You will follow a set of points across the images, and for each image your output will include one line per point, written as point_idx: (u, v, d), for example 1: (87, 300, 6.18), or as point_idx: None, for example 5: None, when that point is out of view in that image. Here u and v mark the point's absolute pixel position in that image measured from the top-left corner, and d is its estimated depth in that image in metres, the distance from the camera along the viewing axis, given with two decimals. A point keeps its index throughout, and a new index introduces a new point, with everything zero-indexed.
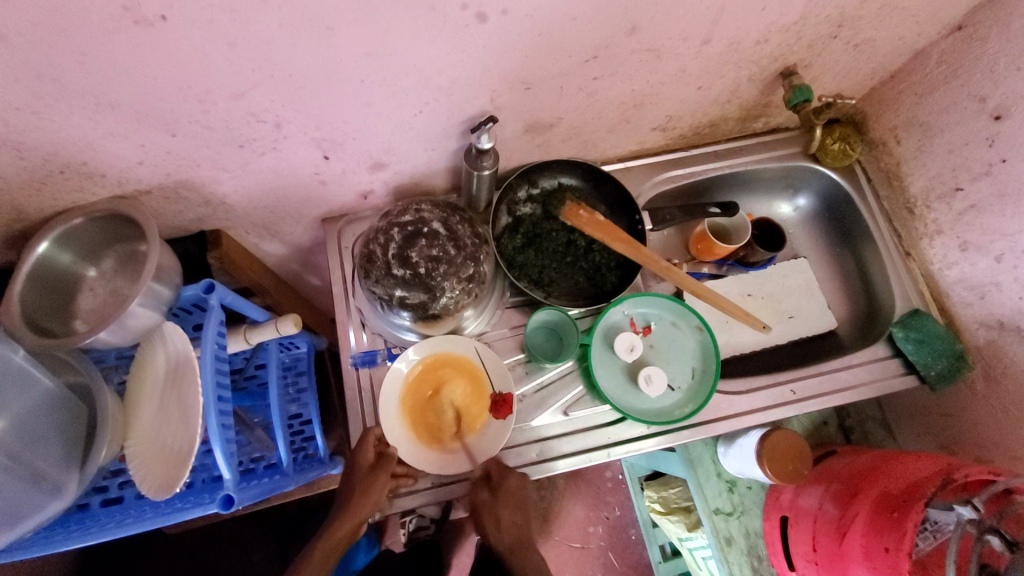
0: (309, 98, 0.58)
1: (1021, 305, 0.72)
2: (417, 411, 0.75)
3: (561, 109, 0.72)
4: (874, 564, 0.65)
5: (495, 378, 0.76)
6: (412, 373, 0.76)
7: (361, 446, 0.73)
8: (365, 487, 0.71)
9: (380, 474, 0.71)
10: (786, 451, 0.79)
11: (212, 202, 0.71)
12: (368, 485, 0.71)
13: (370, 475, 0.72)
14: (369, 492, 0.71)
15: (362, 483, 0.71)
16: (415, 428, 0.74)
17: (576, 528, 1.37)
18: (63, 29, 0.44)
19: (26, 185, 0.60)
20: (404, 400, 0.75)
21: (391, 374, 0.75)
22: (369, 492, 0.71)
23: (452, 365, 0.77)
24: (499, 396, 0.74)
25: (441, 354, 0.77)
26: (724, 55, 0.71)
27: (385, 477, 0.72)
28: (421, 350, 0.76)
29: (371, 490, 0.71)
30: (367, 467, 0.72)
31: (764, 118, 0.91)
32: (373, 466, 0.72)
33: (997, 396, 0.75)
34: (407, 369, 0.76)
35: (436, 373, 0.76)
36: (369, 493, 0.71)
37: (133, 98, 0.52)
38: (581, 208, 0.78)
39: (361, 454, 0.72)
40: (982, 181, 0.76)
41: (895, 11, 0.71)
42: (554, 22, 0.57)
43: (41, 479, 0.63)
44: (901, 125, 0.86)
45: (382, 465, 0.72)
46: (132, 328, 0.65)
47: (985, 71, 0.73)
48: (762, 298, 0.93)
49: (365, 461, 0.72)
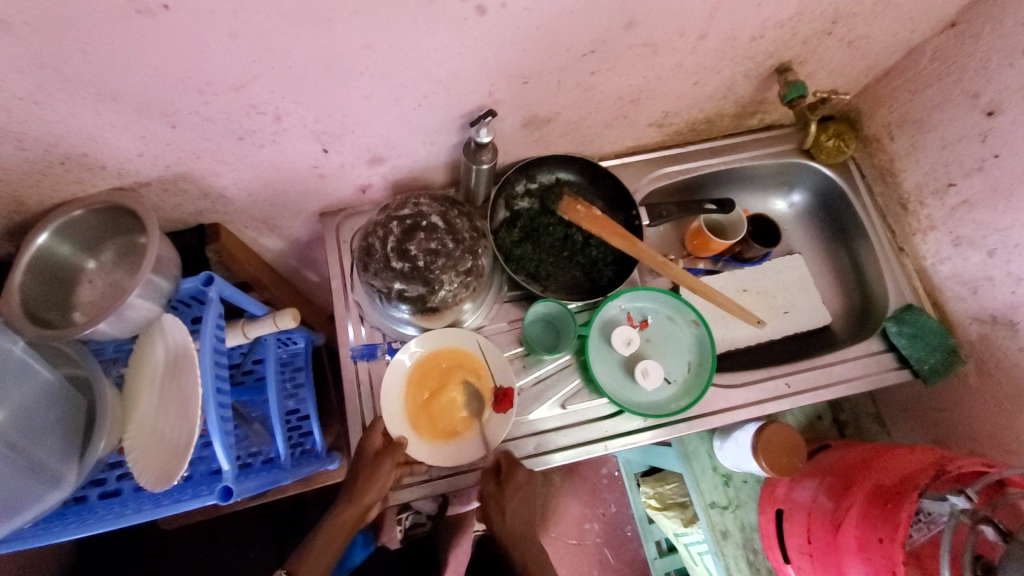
0: (309, 90, 0.58)
1: (1013, 298, 0.73)
2: (418, 408, 0.75)
3: (559, 104, 0.73)
4: (868, 555, 0.65)
5: (497, 371, 0.76)
6: (416, 364, 0.77)
7: (368, 432, 0.74)
8: (370, 472, 0.71)
9: (384, 461, 0.71)
10: (781, 443, 0.79)
11: (211, 196, 0.71)
12: (372, 471, 0.71)
13: (375, 461, 0.72)
14: (374, 477, 0.71)
15: (368, 468, 0.71)
16: (414, 418, 0.75)
17: (573, 525, 1.38)
18: (65, 18, 0.44)
19: (27, 176, 0.60)
20: (405, 388, 0.75)
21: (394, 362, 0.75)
22: (373, 478, 0.71)
23: (453, 361, 0.77)
24: (499, 390, 0.75)
25: (447, 347, 0.77)
26: (721, 51, 0.71)
27: (390, 465, 0.71)
28: (425, 342, 0.77)
29: (376, 476, 0.71)
30: (373, 454, 0.73)
31: (760, 114, 0.91)
32: (379, 453, 0.73)
33: (991, 389, 0.76)
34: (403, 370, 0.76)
35: (422, 380, 0.76)
36: (373, 479, 0.71)
37: (135, 89, 0.52)
38: (579, 203, 0.82)
39: (368, 440, 0.73)
40: (974, 176, 0.77)
41: (889, 8, 0.72)
42: (552, 16, 0.57)
43: (41, 469, 0.62)
44: (895, 122, 0.87)
45: (387, 452, 0.72)
46: (131, 320, 0.65)
47: (978, 67, 0.74)
48: (757, 293, 0.94)
49: (371, 448, 0.73)
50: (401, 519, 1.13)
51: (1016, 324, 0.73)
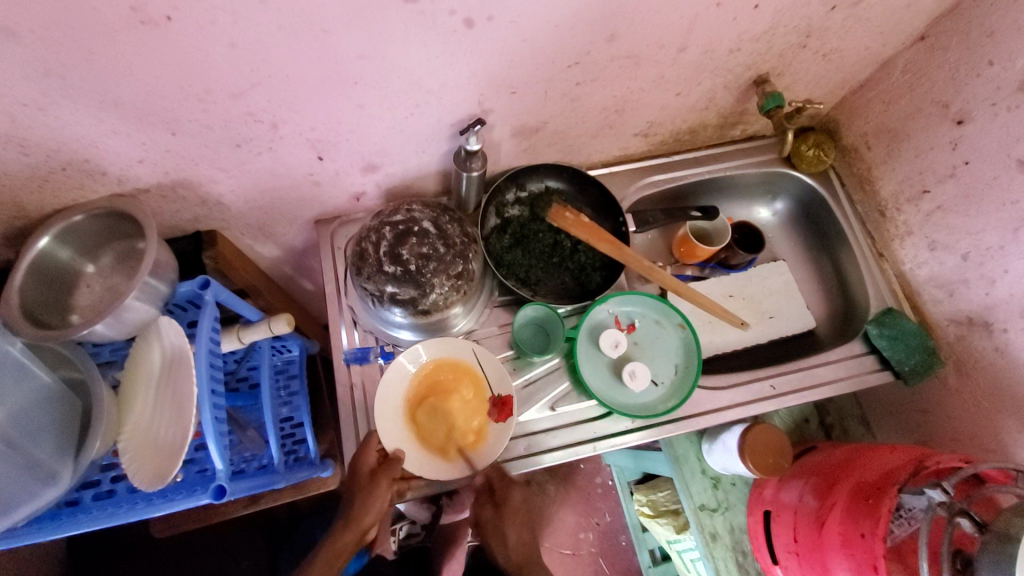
0: (304, 99, 0.61)
1: (988, 300, 0.76)
2: (422, 432, 0.75)
3: (546, 113, 0.76)
4: (851, 550, 0.67)
5: (495, 381, 0.77)
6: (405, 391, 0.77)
7: (362, 452, 0.72)
8: (368, 493, 0.70)
9: (381, 479, 0.71)
10: (767, 445, 0.81)
11: (209, 202, 0.73)
12: (370, 491, 0.70)
13: (371, 481, 0.71)
14: (371, 499, 0.70)
15: (364, 489, 0.70)
16: (421, 443, 0.75)
17: (566, 535, 1.38)
18: (73, 28, 0.46)
19: (29, 182, 0.62)
20: (404, 419, 0.76)
21: (386, 384, 0.76)
22: (371, 499, 0.70)
23: (436, 378, 0.78)
24: (498, 399, 0.76)
25: (429, 365, 0.79)
26: (700, 63, 0.74)
27: (387, 482, 0.71)
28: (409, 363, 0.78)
29: (374, 496, 0.70)
30: (369, 473, 0.72)
31: (741, 125, 0.95)
32: (375, 472, 0.72)
33: (970, 389, 0.79)
34: (395, 402, 0.76)
35: (417, 404, 0.77)
36: (372, 500, 0.70)
37: (137, 96, 0.55)
38: (568, 210, 0.84)
39: (362, 460, 0.72)
40: (947, 183, 0.80)
41: (860, 22, 0.76)
42: (537, 29, 0.60)
43: (36, 466, 0.63)
44: (871, 132, 0.90)
45: (384, 470, 0.71)
46: (128, 322, 0.67)
47: (947, 79, 0.77)
48: (743, 299, 0.96)
49: (365, 468, 0.72)
50: (395, 529, 1.18)
51: (991, 324, 0.76)
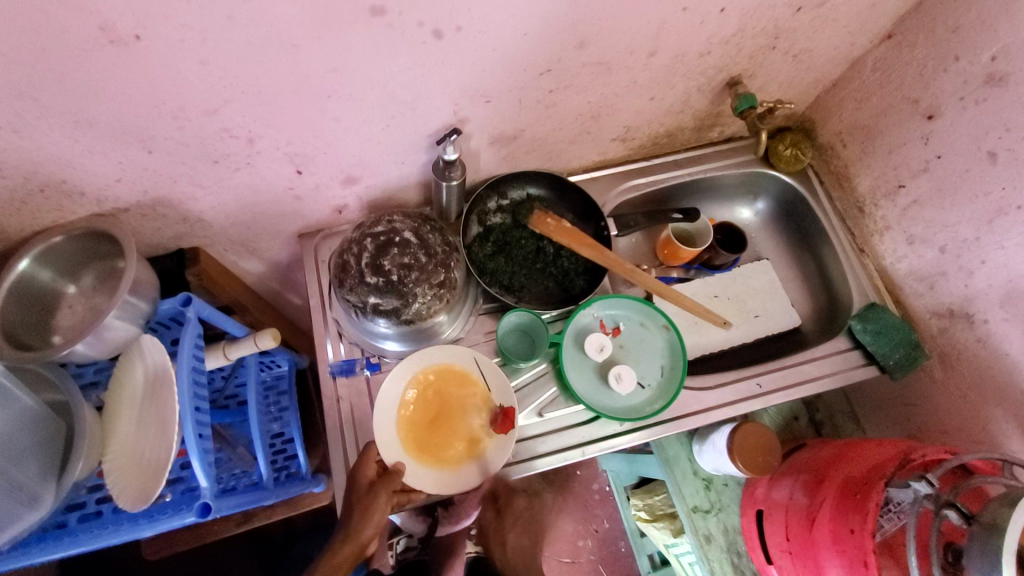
0: (278, 112, 0.61)
1: (967, 291, 0.77)
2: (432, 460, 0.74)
3: (523, 121, 0.76)
4: (843, 547, 0.66)
5: (497, 395, 0.77)
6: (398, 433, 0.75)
7: (361, 463, 0.71)
8: (367, 506, 0.67)
9: (380, 491, 0.68)
10: (756, 443, 0.81)
11: (189, 219, 0.74)
12: (369, 502, 0.67)
13: (370, 493, 0.68)
14: (371, 510, 0.67)
15: (363, 500, 0.68)
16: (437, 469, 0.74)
17: (565, 543, 1.37)
18: (44, 51, 0.47)
19: (7, 204, 0.62)
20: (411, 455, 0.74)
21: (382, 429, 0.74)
22: (372, 510, 0.67)
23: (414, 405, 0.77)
24: (500, 411, 0.76)
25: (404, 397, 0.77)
26: (671, 67, 0.75)
27: (387, 494, 0.69)
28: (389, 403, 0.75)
29: (374, 508, 0.67)
30: (367, 484, 0.70)
31: (718, 127, 0.96)
32: (373, 483, 0.70)
33: (953, 380, 0.79)
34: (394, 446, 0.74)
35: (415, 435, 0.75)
36: (371, 511, 0.67)
37: (110, 116, 0.55)
38: (549, 217, 0.85)
39: (361, 470, 0.70)
40: (921, 177, 0.81)
41: (826, 23, 0.77)
42: (506, 39, 0.61)
43: (19, 489, 0.62)
44: (845, 130, 0.92)
45: (382, 482, 0.69)
46: (110, 341, 0.67)
47: (915, 75, 0.78)
48: (728, 299, 0.97)
49: (364, 480, 0.70)
50: (392, 543, 1.13)
51: (971, 316, 0.76)
